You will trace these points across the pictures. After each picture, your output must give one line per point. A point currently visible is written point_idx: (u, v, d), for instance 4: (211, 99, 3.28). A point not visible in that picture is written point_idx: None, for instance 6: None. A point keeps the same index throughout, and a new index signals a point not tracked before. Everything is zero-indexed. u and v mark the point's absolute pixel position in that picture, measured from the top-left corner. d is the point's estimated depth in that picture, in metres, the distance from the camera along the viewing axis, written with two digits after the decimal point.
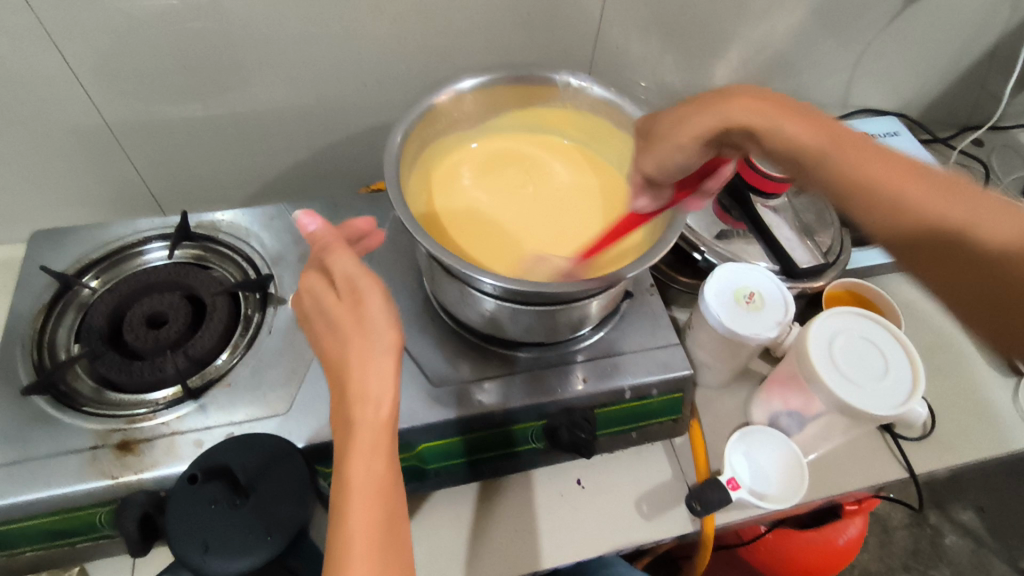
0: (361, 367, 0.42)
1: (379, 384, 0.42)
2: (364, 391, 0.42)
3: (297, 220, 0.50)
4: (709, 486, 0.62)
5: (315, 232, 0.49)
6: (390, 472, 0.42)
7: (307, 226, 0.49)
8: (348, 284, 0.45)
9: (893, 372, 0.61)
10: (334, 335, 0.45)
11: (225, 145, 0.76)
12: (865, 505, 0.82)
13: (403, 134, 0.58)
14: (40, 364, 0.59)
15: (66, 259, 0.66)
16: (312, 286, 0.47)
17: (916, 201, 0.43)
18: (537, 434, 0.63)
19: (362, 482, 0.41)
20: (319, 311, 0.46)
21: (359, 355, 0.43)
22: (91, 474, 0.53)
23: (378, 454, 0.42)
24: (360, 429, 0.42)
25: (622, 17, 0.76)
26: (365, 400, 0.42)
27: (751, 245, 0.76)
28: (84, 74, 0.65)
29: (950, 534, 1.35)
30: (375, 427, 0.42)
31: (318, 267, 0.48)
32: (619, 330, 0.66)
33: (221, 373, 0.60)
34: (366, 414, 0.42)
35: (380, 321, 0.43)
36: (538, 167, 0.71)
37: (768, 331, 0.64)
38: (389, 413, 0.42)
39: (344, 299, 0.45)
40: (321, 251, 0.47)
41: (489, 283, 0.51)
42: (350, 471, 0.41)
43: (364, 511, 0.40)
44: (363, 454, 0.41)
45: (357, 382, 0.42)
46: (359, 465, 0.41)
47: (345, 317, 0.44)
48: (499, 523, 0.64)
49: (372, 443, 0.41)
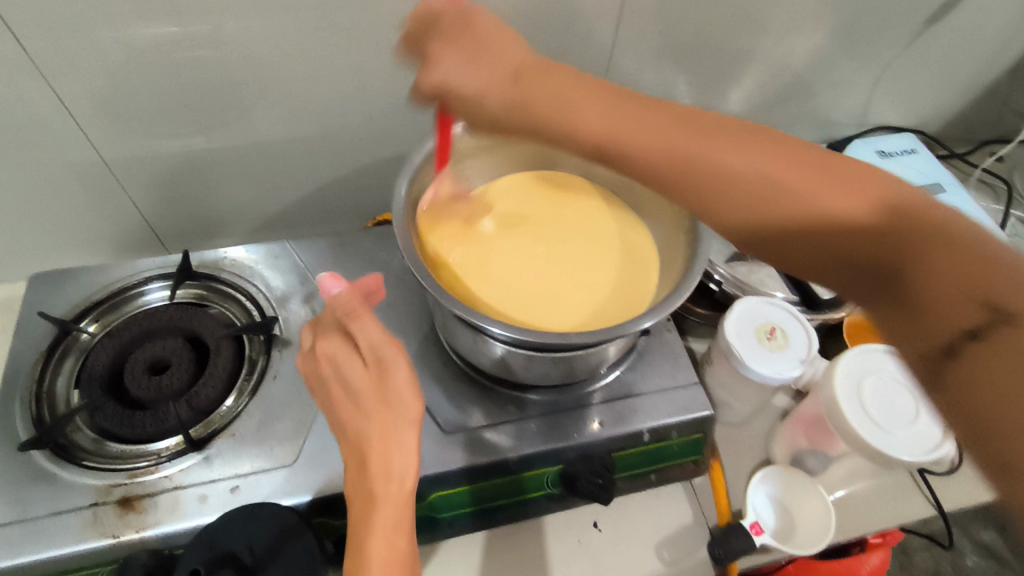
0: (384, 442, 0.43)
1: (403, 459, 0.43)
2: (387, 466, 0.43)
3: (322, 282, 0.50)
4: (733, 532, 0.60)
5: (338, 297, 0.49)
6: (410, 549, 0.43)
7: (332, 288, 0.49)
8: (372, 353, 0.45)
9: (926, 417, 0.59)
10: (355, 404, 0.45)
11: (227, 179, 0.75)
12: (890, 538, 0.80)
13: (409, 180, 0.56)
14: (38, 416, 0.57)
15: (66, 302, 0.64)
16: (333, 353, 0.46)
17: (840, 222, 0.37)
18: (553, 479, 0.60)
19: (383, 560, 0.41)
20: (339, 378, 0.46)
21: (383, 429, 0.43)
22: (92, 535, 0.51)
23: (399, 530, 0.42)
24: (382, 504, 0.42)
25: (634, 43, 0.74)
26: (389, 474, 0.43)
27: (769, 276, 0.74)
28: (82, 112, 0.63)
29: (972, 555, 1.32)
30: (397, 503, 0.42)
31: (339, 332, 0.47)
32: (636, 369, 0.64)
33: (226, 421, 0.58)
34: (389, 489, 0.43)
35: (405, 394, 0.44)
36: (549, 205, 0.70)
37: (792, 370, 0.62)
38: (410, 488, 0.43)
39: (370, 369, 0.45)
40: (344, 317, 0.47)
41: (499, 332, 0.49)
42: (372, 548, 0.42)
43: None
44: (385, 531, 0.42)
45: (380, 456, 0.43)
46: (380, 540, 0.42)
47: (369, 387, 0.45)
48: (515, 572, 0.61)
49: (394, 518, 0.42)
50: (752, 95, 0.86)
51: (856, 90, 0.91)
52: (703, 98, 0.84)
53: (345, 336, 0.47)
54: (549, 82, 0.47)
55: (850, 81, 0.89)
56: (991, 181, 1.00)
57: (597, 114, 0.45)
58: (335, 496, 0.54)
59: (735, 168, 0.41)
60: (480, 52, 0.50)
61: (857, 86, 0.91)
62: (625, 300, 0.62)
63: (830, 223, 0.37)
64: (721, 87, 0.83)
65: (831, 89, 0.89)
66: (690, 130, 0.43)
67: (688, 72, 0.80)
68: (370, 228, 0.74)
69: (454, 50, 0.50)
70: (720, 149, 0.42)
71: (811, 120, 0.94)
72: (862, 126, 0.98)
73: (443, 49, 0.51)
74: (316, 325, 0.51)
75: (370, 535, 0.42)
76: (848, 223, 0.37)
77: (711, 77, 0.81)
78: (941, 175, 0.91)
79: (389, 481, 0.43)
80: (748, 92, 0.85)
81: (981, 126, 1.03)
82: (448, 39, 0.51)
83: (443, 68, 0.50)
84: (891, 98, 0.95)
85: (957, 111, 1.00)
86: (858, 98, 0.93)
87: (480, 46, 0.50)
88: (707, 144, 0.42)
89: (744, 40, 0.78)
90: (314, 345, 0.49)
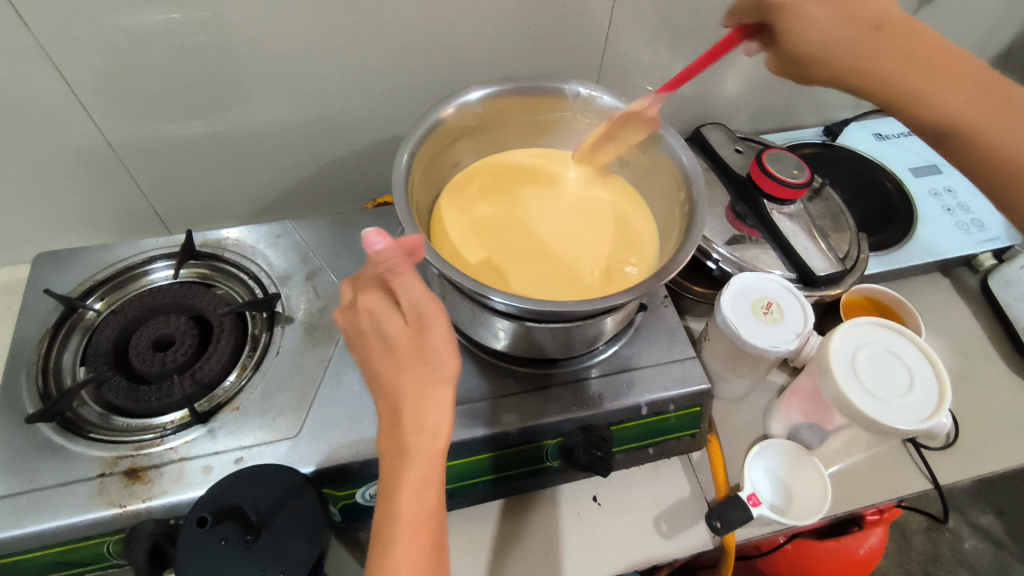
0: (418, 398, 0.44)
1: (436, 415, 0.44)
2: (420, 422, 0.44)
3: (364, 237, 0.42)
4: (731, 504, 0.60)
5: (382, 254, 0.42)
6: (438, 503, 0.44)
7: (375, 246, 0.41)
8: (413, 311, 0.44)
9: (920, 388, 0.60)
10: (392, 359, 0.45)
11: (229, 162, 0.76)
12: (886, 515, 0.82)
13: (410, 151, 0.57)
14: (45, 390, 0.58)
15: (70, 281, 0.65)
16: (374, 307, 0.45)
17: (991, 132, 0.49)
18: (553, 452, 0.61)
19: (413, 513, 0.42)
20: (378, 331, 0.46)
21: (417, 385, 0.44)
22: (99, 504, 0.52)
23: (429, 485, 0.43)
24: (415, 458, 0.43)
25: (630, 24, 0.74)
26: (422, 430, 0.44)
27: (766, 253, 0.74)
28: (85, 95, 0.64)
29: (969, 538, 1.34)
30: (428, 458, 0.43)
31: (380, 286, 0.46)
32: (634, 345, 0.65)
33: (229, 396, 0.58)
34: (422, 443, 0.43)
35: (443, 352, 0.44)
36: (548, 181, 0.71)
37: (788, 343, 0.62)
38: (441, 444, 0.44)
39: (408, 325, 0.45)
40: (385, 272, 0.43)
41: (501, 302, 0.49)
42: (401, 501, 0.43)
43: (413, 542, 0.42)
44: (415, 485, 0.43)
45: (413, 412, 0.44)
46: (409, 494, 0.43)
47: (408, 344, 0.45)
48: (516, 543, 0.62)
49: (424, 474, 0.43)
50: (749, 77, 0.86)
51: None
52: (700, 80, 0.85)
53: (385, 290, 0.46)
54: (850, 9, 0.52)
55: None
56: None
57: (841, 32, 0.52)
58: (338, 466, 0.55)
59: (945, 103, 0.50)
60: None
61: None
62: (622, 271, 0.63)
63: (945, 117, 0.51)
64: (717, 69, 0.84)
65: None
66: (919, 52, 0.51)
67: (685, 54, 0.80)
68: (370, 208, 0.75)
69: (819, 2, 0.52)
70: (946, 82, 0.51)
71: (807, 103, 0.94)
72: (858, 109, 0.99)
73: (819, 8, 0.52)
74: (355, 276, 0.50)
75: (400, 489, 0.43)
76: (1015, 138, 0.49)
77: None
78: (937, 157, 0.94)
79: (422, 436, 0.43)
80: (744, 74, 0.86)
81: None
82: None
83: (813, 20, 0.52)
84: None
85: None
86: None
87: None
88: (937, 76, 0.51)
89: None
90: (354, 298, 0.47)
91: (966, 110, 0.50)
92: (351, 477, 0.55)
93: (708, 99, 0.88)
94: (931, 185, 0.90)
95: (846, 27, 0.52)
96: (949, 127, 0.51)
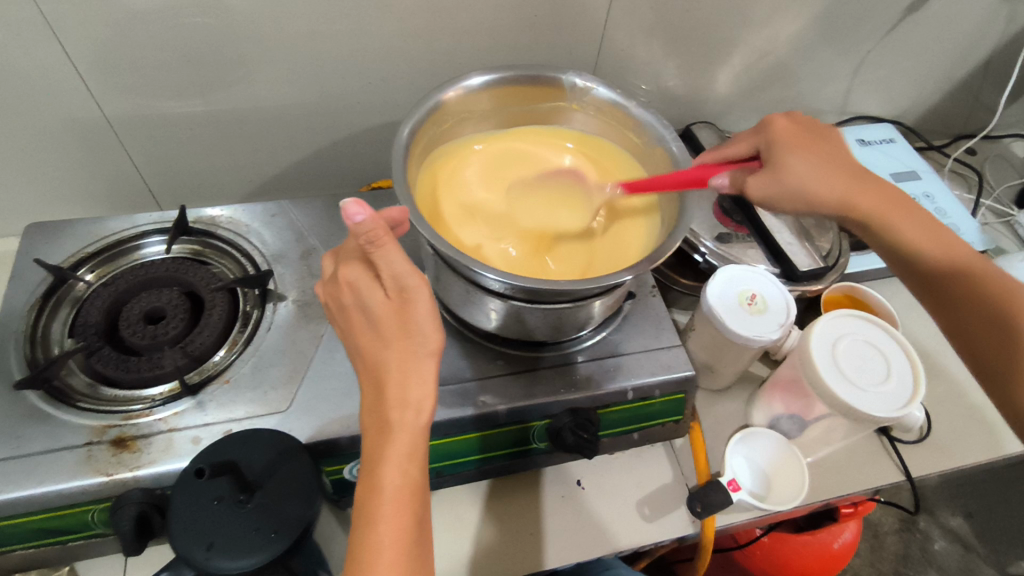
0: (402, 371, 0.44)
1: (420, 390, 0.44)
2: (404, 397, 0.44)
3: (342, 208, 0.41)
4: (712, 488, 0.62)
5: (363, 226, 0.42)
6: (420, 478, 0.45)
7: (355, 219, 0.41)
8: (395, 284, 0.44)
9: (894, 376, 0.62)
10: (374, 334, 0.46)
11: (224, 140, 0.76)
12: (860, 509, 0.84)
13: (411, 129, 0.59)
14: (33, 359, 0.58)
15: (62, 253, 0.65)
16: (355, 280, 0.45)
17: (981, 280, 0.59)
18: (540, 434, 0.62)
19: (396, 487, 0.43)
20: (359, 306, 0.46)
21: (400, 360, 0.45)
22: (85, 472, 0.52)
23: (412, 459, 0.44)
24: (397, 433, 0.44)
25: (627, 21, 0.76)
26: (405, 405, 0.44)
27: (750, 249, 0.77)
28: (82, 66, 0.64)
29: (939, 539, 1.37)
30: (412, 432, 0.44)
31: (361, 258, 0.46)
32: (621, 332, 0.66)
33: (220, 369, 0.59)
34: (405, 419, 0.44)
35: (426, 327, 0.45)
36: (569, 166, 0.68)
37: (771, 333, 0.64)
38: (425, 419, 0.44)
39: (392, 299, 0.45)
40: (365, 245, 0.43)
41: (494, 279, 0.50)
42: (384, 476, 0.43)
43: (395, 515, 0.43)
44: (398, 459, 0.43)
45: (398, 386, 0.44)
46: (392, 467, 0.43)
47: (389, 318, 0.45)
48: (502, 523, 0.63)
49: (408, 447, 0.44)
50: (740, 78, 0.89)
51: (839, 78, 0.95)
52: (692, 79, 0.87)
53: (367, 262, 0.46)
54: (806, 144, 0.59)
55: (833, 70, 0.93)
56: (964, 173, 1.04)
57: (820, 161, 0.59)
58: (328, 440, 0.55)
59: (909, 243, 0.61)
60: (848, 151, 0.62)
61: (839, 75, 0.94)
62: (608, 255, 0.65)
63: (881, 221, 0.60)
64: (708, 69, 0.86)
65: (812, 77, 0.93)
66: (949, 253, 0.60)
67: (678, 53, 0.82)
68: (366, 191, 0.76)
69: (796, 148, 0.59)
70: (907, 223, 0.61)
71: (793, 107, 0.97)
72: (842, 114, 1.02)
73: (794, 141, 0.59)
74: (338, 249, 0.50)
75: (384, 463, 0.43)
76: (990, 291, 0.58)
77: (699, 58, 0.84)
78: (917, 163, 0.97)
79: (406, 411, 0.44)
80: (735, 75, 0.88)
81: (955, 120, 1.08)
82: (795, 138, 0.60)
83: (795, 155, 0.58)
84: (872, 88, 0.99)
85: (933, 104, 1.04)
86: (838, 87, 0.96)
87: (822, 142, 0.60)
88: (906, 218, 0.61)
89: (732, 23, 0.80)
90: (335, 271, 0.47)
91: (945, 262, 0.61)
92: (339, 452, 0.56)
93: (699, 99, 0.90)
94: (911, 191, 0.93)
95: (835, 163, 0.59)
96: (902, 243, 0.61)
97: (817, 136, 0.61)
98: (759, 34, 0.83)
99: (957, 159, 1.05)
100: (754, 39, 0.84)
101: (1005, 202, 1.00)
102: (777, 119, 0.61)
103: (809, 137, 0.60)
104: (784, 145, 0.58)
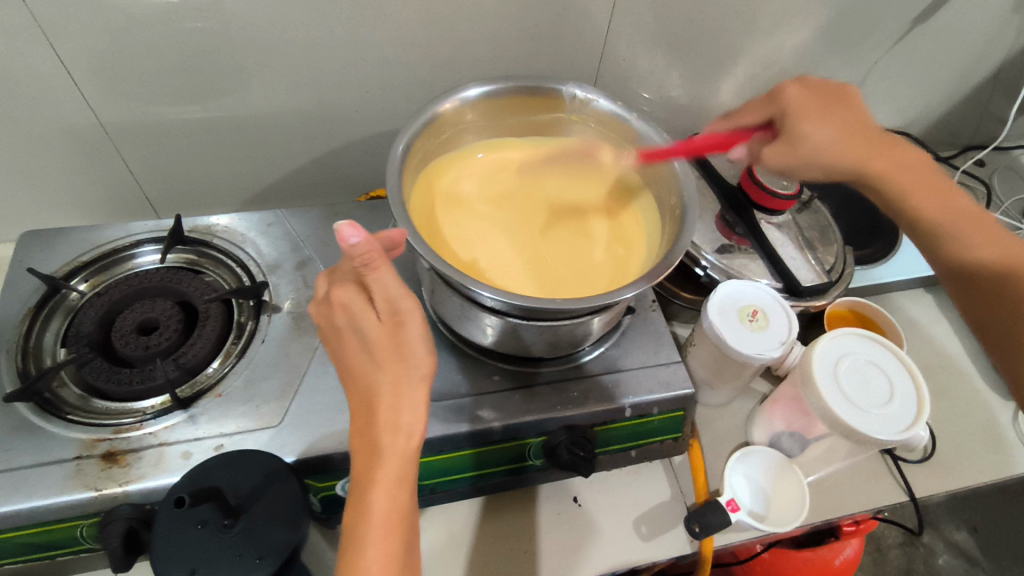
0: (394, 396, 0.44)
1: (411, 415, 0.44)
2: (395, 421, 0.43)
3: (336, 230, 0.41)
4: (710, 508, 0.61)
5: (357, 248, 0.42)
6: (410, 503, 0.44)
7: (350, 240, 0.41)
8: (388, 306, 0.44)
9: (899, 398, 0.61)
10: (367, 355, 0.45)
11: (220, 148, 0.75)
12: (862, 527, 0.82)
13: (406, 143, 0.58)
14: (24, 370, 0.57)
15: (56, 261, 0.65)
16: (348, 303, 0.44)
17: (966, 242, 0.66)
18: (537, 451, 0.61)
19: (383, 511, 0.42)
20: (353, 327, 0.45)
21: (393, 385, 0.44)
22: (75, 487, 0.51)
23: (402, 486, 0.43)
24: (387, 458, 0.43)
25: (631, 30, 0.75)
26: (396, 429, 0.43)
27: (753, 262, 0.75)
28: (79, 73, 0.63)
29: (943, 554, 1.36)
30: (402, 458, 0.43)
31: (357, 281, 0.45)
32: (620, 347, 0.65)
33: (212, 382, 0.58)
34: (395, 443, 0.43)
35: (419, 351, 0.44)
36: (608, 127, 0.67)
37: (772, 350, 0.63)
38: (416, 445, 0.44)
39: (384, 322, 0.44)
40: (360, 267, 0.43)
41: (489, 297, 0.49)
42: (374, 501, 0.42)
43: (384, 541, 0.42)
44: (387, 485, 0.43)
45: (390, 409, 0.43)
46: (381, 493, 0.43)
47: (383, 342, 0.44)
48: (497, 541, 0.62)
49: (397, 473, 0.43)
50: (745, 87, 0.88)
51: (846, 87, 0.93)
52: (697, 89, 0.86)
53: (361, 284, 0.45)
54: (823, 112, 0.62)
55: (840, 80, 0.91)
56: (972, 184, 1.03)
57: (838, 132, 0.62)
58: (319, 456, 0.54)
59: (943, 211, 0.66)
60: (834, 110, 0.63)
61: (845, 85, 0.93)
62: (611, 270, 0.63)
63: (920, 209, 0.66)
64: (712, 79, 0.85)
65: None
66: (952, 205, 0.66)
67: (681, 63, 0.81)
68: (364, 200, 0.75)
69: (839, 134, 0.62)
70: (908, 172, 0.65)
71: None
72: None
73: (806, 112, 0.62)
74: (332, 270, 0.49)
75: (372, 488, 0.43)
76: (942, 217, 0.66)
77: (703, 68, 0.83)
78: None
79: (396, 435, 0.43)
80: (740, 84, 0.87)
81: (964, 130, 1.06)
82: (823, 117, 0.62)
83: (813, 126, 0.61)
84: (879, 98, 0.97)
85: (942, 114, 1.03)
86: None
87: (842, 110, 0.64)
88: (907, 172, 0.66)
89: (737, 32, 0.79)
90: (328, 292, 0.47)
91: (954, 220, 0.66)
92: (330, 468, 0.55)
93: (703, 108, 0.89)
94: None
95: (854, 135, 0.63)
96: (989, 265, 0.66)
97: (836, 96, 0.64)
98: (765, 43, 0.82)
99: (965, 170, 1.04)
100: (759, 49, 0.83)
101: (1014, 215, 0.99)
102: (791, 88, 0.63)
103: (824, 105, 0.63)
104: (798, 117, 0.62)
